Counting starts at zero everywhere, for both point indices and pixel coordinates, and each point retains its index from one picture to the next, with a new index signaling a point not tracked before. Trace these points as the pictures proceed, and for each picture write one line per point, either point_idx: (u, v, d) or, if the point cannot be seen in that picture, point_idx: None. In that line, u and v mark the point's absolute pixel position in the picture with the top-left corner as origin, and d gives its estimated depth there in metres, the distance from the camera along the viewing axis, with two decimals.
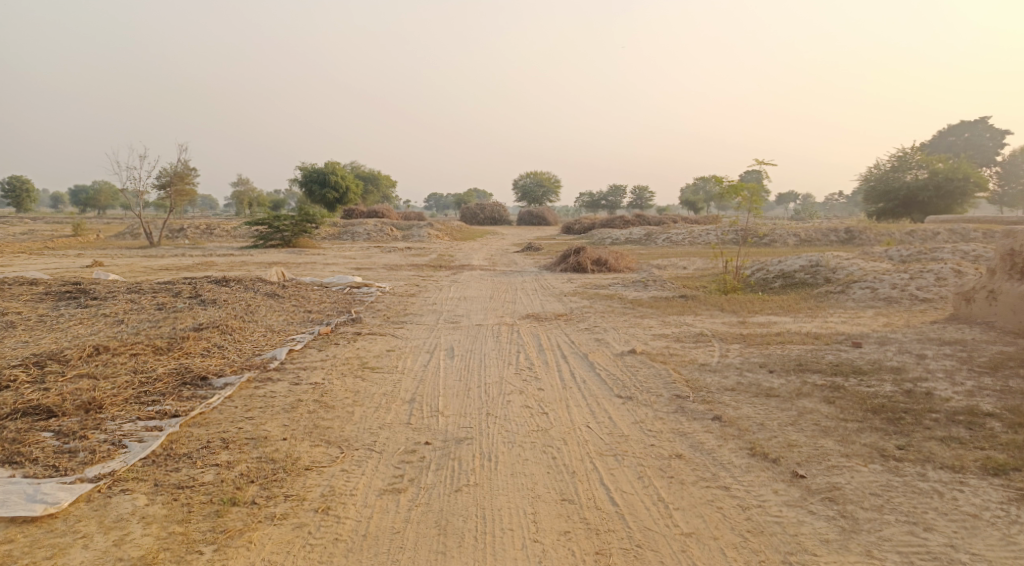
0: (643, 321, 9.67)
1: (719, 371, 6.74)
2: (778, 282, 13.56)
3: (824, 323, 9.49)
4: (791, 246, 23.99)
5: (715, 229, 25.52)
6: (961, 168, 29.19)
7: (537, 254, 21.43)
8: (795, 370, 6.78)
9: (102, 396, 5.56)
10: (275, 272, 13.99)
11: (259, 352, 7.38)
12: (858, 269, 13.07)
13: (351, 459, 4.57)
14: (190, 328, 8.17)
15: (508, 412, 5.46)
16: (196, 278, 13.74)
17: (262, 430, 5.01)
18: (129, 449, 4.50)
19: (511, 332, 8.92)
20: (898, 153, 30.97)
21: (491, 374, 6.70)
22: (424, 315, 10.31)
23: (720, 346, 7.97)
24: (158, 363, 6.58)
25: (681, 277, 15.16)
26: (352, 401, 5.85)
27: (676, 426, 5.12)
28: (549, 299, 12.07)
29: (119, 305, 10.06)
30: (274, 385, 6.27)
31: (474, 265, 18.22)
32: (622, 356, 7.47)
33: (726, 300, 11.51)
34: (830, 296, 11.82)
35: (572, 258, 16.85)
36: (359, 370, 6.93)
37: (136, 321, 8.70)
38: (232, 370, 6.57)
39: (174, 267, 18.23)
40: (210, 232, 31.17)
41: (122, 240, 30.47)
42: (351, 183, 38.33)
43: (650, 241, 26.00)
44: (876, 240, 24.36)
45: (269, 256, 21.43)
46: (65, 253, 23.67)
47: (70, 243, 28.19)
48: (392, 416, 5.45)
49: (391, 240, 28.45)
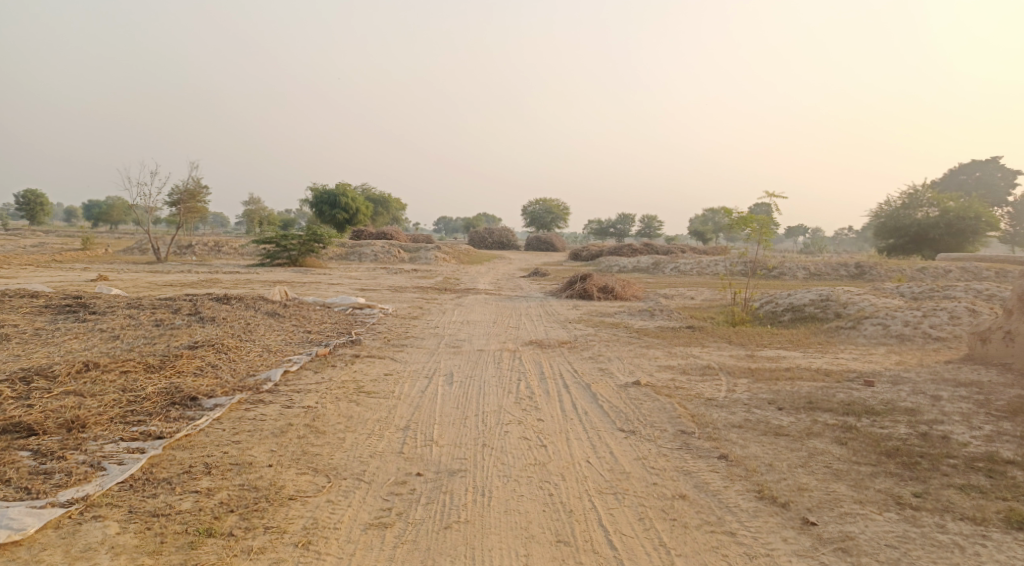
0: (648, 352, 9.46)
1: (726, 406, 6.50)
2: (787, 316, 13.33)
3: (835, 359, 9.26)
4: (800, 279, 23.75)
5: (724, 260, 25.33)
6: (972, 207, 28.98)
7: (544, 280, 21.28)
8: (805, 407, 6.54)
9: (86, 414, 5.38)
10: (279, 290, 13.86)
11: (253, 373, 7.20)
12: (869, 305, 12.83)
13: (337, 489, 4.36)
14: (186, 346, 8.01)
15: (505, 444, 5.25)
16: (199, 295, 13.62)
17: (247, 455, 4.81)
18: (107, 471, 4.32)
19: (513, 359, 8.71)
20: (910, 190, 30.80)
21: (490, 403, 6.49)
22: (425, 338, 10.12)
23: (727, 380, 7.74)
24: (148, 382, 6.40)
25: (688, 307, 14.94)
26: (344, 426, 5.65)
27: (681, 463, 4.89)
28: (554, 326, 11.87)
29: (117, 320, 9.93)
30: (266, 407, 6.08)
31: (479, 289, 18.05)
32: (626, 388, 7.24)
33: (734, 333, 11.28)
34: (840, 331, 11.58)
35: (579, 285, 16.67)
36: (354, 394, 6.73)
37: (131, 337, 8.56)
38: (223, 390, 6.39)
39: (179, 283, 18.14)
40: (217, 249, 31.20)
41: (129, 254, 30.51)
42: (360, 204, 38.41)
43: (658, 270, 25.81)
44: (887, 276, 24.11)
45: (274, 275, 21.35)
46: (72, 266, 23.67)
47: (78, 256, 28.20)
48: (384, 444, 5.24)
49: (398, 262, 28.35)
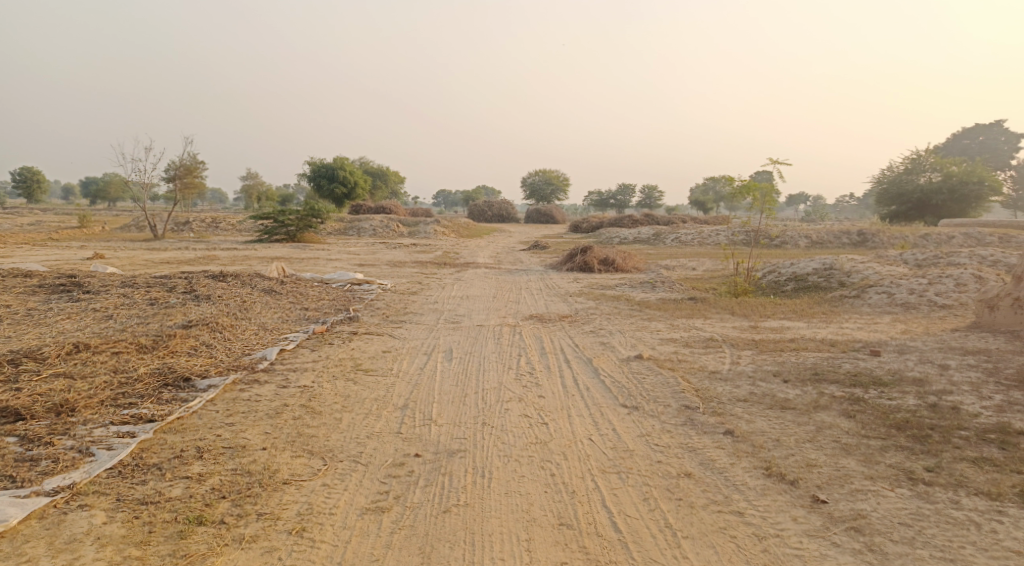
0: (651, 324, 9.31)
1: (730, 380, 6.37)
2: (790, 286, 13.16)
3: (839, 329, 9.12)
4: (802, 248, 23.55)
5: (726, 229, 25.09)
6: (976, 172, 28.62)
7: (544, 253, 21.08)
8: (811, 380, 6.41)
9: (75, 398, 5.25)
10: (276, 267, 13.70)
11: (248, 352, 7.07)
12: (873, 274, 12.66)
13: (333, 472, 4.24)
14: (179, 326, 7.86)
15: (505, 422, 5.12)
16: (194, 273, 13.45)
17: (241, 438, 4.69)
18: (95, 458, 4.20)
19: (513, 334, 8.57)
20: (912, 156, 30.43)
21: (490, 380, 6.36)
22: (424, 314, 9.97)
23: (730, 352, 7.61)
24: (140, 363, 6.27)
25: (690, 278, 14.78)
26: (341, 407, 5.52)
27: (685, 440, 4.77)
28: (554, 299, 11.72)
29: (111, 300, 9.77)
30: (261, 387, 5.95)
31: (479, 263, 17.87)
32: (627, 362, 7.11)
33: (737, 303, 11.14)
34: (845, 300, 11.42)
35: (579, 257, 16.49)
36: (351, 373, 6.60)
37: (125, 317, 8.41)
38: (217, 371, 6.25)
39: (175, 261, 17.96)
40: (215, 226, 30.96)
41: (126, 232, 30.25)
42: (359, 178, 38.04)
43: (659, 241, 25.59)
44: (889, 243, 23.90)
45: (272, 251, 21.17)
46: (68, 245, 23.46)
47: (74, 235, 27.98)
48: (381, 424, 5.12)
49: (397, 237, 28.12)
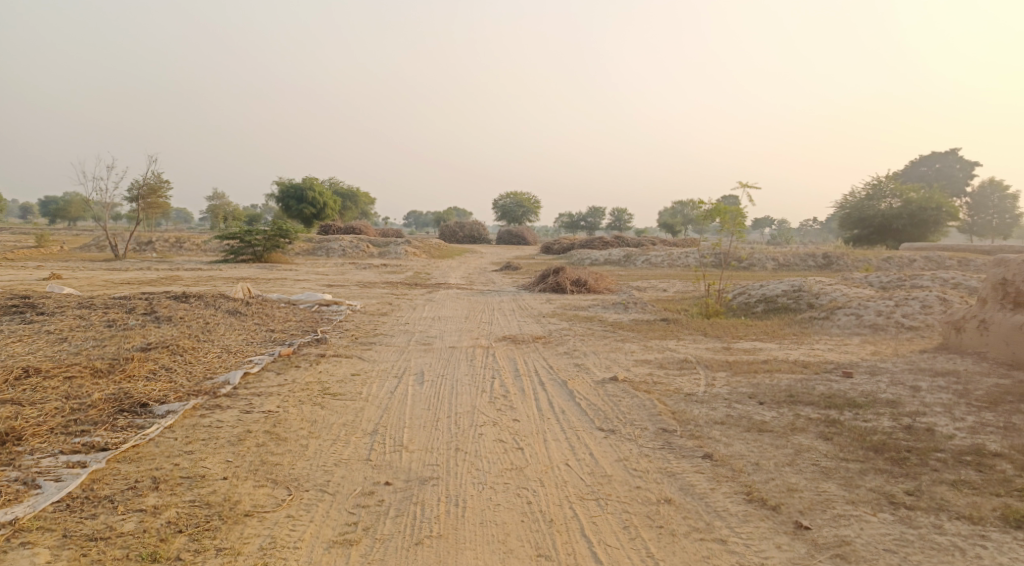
0: (624, 346, 9.23)
1: (706, 402, 6.30)
2: (760, 307, 13.25)
3: (811, 351, 9.15)
4: (769, 270, 23.87)
5: (695, 251, 25.34)
6: (933, 198, 29.42)
7: (515, 274, 20.99)
8: (786, 401, 6.37)
9: (23, 426, 4.95)
10: (242, 288, 13.38)
11: (211, 376, 6.80)
12: (841, 296, 12.81)
13: (299, 503, 4.04)
14: (138, 349, 7.55)
15: (478, 447, 4.96)
16: (156, 294, 13.04)
17: (200, 467, 4.45)
18: (41, 490, 3.93)
19: (486, 356, 8.43)
20: (873, 182, 31.19)
21: (463, 403, 6.20)
22: (394, 336, 9.76)
23: (705, 374, 7.55)
24: (94, 388, 5.97)
25: (661, 299, 14.81)
26: (307, 433, 5.31)
27: (664, 464, 4.67)
28: (527, 321, 11.60)
29: (66, 322, 9.38)
30: (223, 413, 5.71)
31: (450, 284, 17.71)
32: (602, 384, 7.00)
33: (709, 325, 11.15)
34: (815, 322, 11.52)
35: (551, 279, 16.44)
36: (319, 397, 6.38)
37: (80, 340, 8.06)
38: (177, 396, 5.98)
39: (136, 281, 17.45)
40: (179, 246, 30.30)
41: (87, 251, 29.44)
42: (328, 199, 37.69)
43: (629, 263, 25.72)
44: (853, 266, 24.36)
45: (238, 271, 20.74)
46: (24, 264, 22.68)
47: (31, 254, 27.11)
48: (350, 451, 4.92)
49: (367, 257, 27.81)
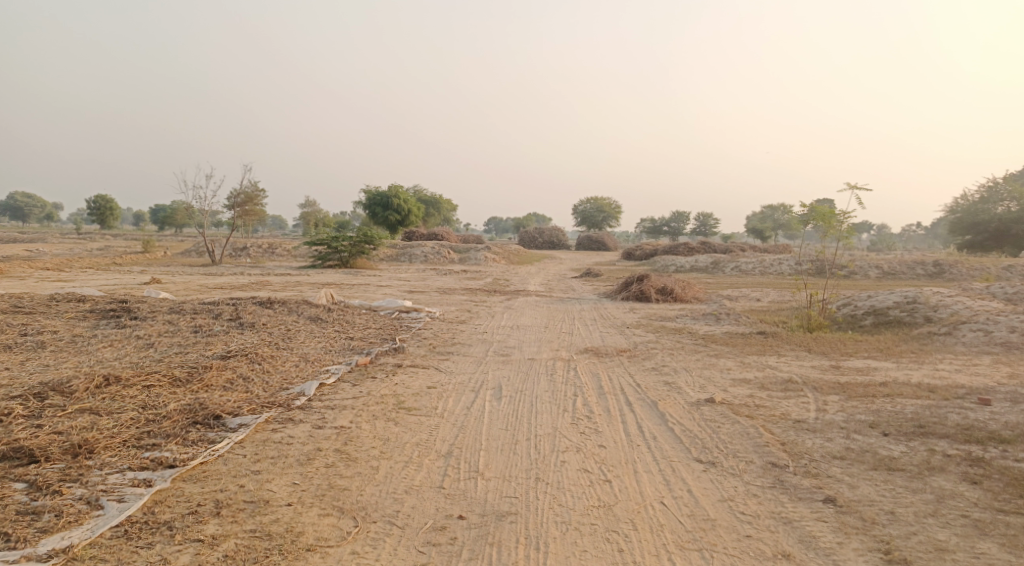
0: (719, 362, 8.53)
1: (819, 432, 5.57)
2: (868, 320, 12.12)
3: (934, 372, 8.17)
4: (873, 279, 22.22)
5: (789, 258, 23.92)
6: None
7: (598, 281, 20.36)
8: (915, 434, 5.56)
9: (96, 438, 4.84)
10: (325, 294, 13.42)
11: (286, 387, 6.61)
12: (964, 309, 11.55)
13: (364, 536, 3.69)
14: (217, 357, 7.48)
15: (561, 478, 4.47)
16: (242, 299, 13.21)
17: (264, 490, 4.16)
18: (102, 512, 3.75)
19: (568, 370, 7.92)
20: (988, 184, 28.57)
21: (544, 424, 5.72)
22: (473, 346, 9.40)
23: (814, 397, 6.79)
24: (170, 398, 5.87)
25: (756, 310, 13.86)
26: (379, 453, 4.97)
27: (778, 509, 4.05)
28: (610, 332, 11.00)
29: (156, 327, 9.53)
30: (295, 428, 5.46)
31: (530, 291, 17.29)
32: (697, 406, 6.36)
33: (813, 339, 10.23)
34: (934, 338, 10.39)
35: (635, 286, 15.74)
36: (393, 412, 6.06)
37: (165, 346, 8.10)
38: (250, 408, 5.79)
39: (229, 286, 17.95)
40: (271, 252, 31.32)
41: (187, 257, 30.82)
42: (412, 206, 38.13)
43: (717, 270, 24.56)
44: (969, 275, 22.33)
45: (324, 277, 21.06)
46: (129, 270, 23.88)
47: (137, 260, 28.65)
48: (421, 476, 4.53)
49: (448, 263, 27.83)
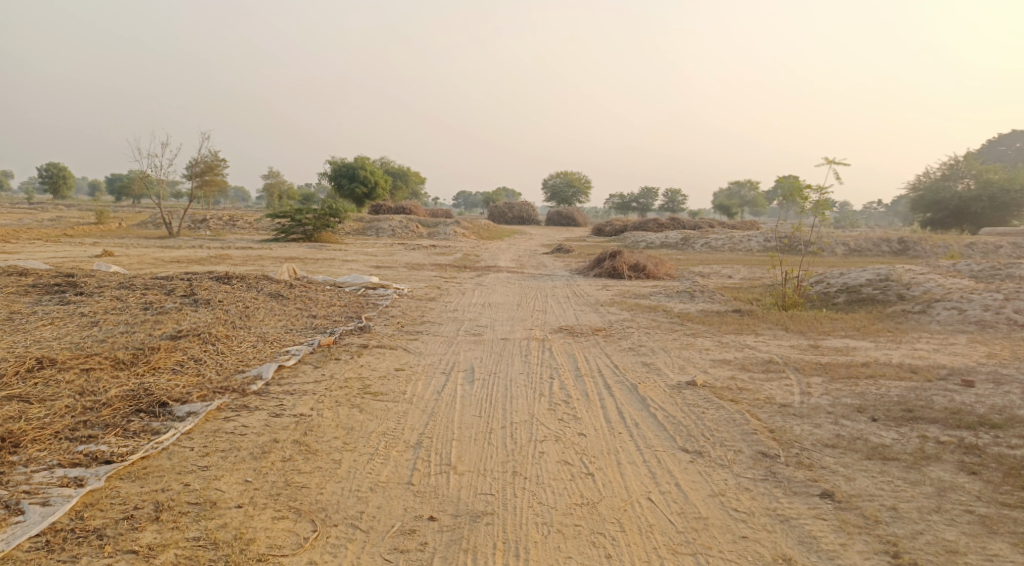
0: (697, 342, 8.28)
1: (806, 417, 5.33)
2: (842, 298, 12.03)
3: (913, 351, 8.04)
4: (840, 256, 22.33)
5: (759, 234, 23.91)
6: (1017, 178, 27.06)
7: (568, 257, 20.05)
8: (904, 419, 5.35)
9: (23, 429, 4.34)
10: (287, 269, 12.84)
11: (242, 370, 6.14)
12: (936, 287, 11.51)
13: (323, 544, 3.33)
14: (167, 337, 6.94)
15: (540, 472, 4.15)
16: (199, 274, 12.56)
17: (212, 490, 3.74)
18: (23, 518, 3.31)
19: (543, 351, 7.59)
20: (950, 161, 28.89)
21: (519, 410, 5.37)
22: (442, 324, 9.00)
23: (797, 379, 6.56)
24: (111, 383, 5.36)
25: (729, 287, 13.68)
26: (341, 444, 4.57)
27: (774, 505, 3.80)
28: (584, 309, 10.69)
29: (103, 304, 8.91)
30: (250, 416, 5.02)
31: (500, 267, 16.90)
32: (679, 390, 6.07)
33: (789, 318, 10.07)
34: (909, 316, 10.31)
35: (607, 263, 15.46)
36: (357, 397, 5.65)
37: (111, 325, 7.53)
38: (200, 394, 5.32)
39: (186, 260, 17.21)
40: (232, 224, 30.31)
41: (144, 229, 29.68)
42: (379, 178, 37.26)
43: (687, 246, 24.44)
44: (932, 252, 22.58)
45: (288, 251, 20.34)
46: (81, 241, 22.80)
47: (90, 231, 27.40)
48: (388, 471, 4.16)
49: (416, 238, 27.26)
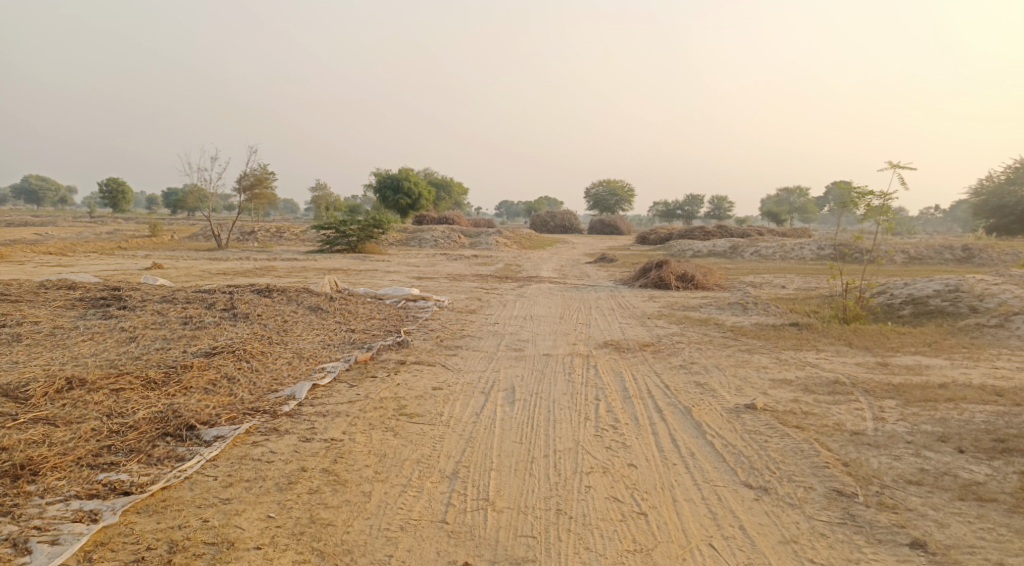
0: (753, 359, 7.76)
1: (883, 448, 4.81)
2: (907, 311, 11.28)
3: (994, 370, 7.37)
4: (900, 264, 21.27)
5: (811, 242, 22.97)
6: None
7: (613, 266, 19.58)
8: (996, 451, 4.78)
9: (44, 455, 4.15)
10: (328, 281, 12.71)
11: (275, 390, 5.89)
12: (1012, 298, 10.69)
13: None
14: (201, 354, 6.77)
15: (588, 511, 3.78)
16: (241, 287, 12.53)
17: (230, 527, 3.48)
18: (29, 560, 3.10)
19: (587, 368, 7.19)
20: (1014, 164, 27.35)
21: (563, 436, 4.99)
22: (483, 339, 8.68)
23: (868, 402, 6.01)
24: (140, 404, 5.17)
25: (783, 298, 13.02)
26: (372, 474, 4.26)
27: (856, 558, 3.38)
28: (630, 322, 10.24)
29: (143, 319, 8.84)
30: (279, 441, 4.75)
31: (543, 277, 16.53)
32: (738, 414, 5.60)
33: (852, 332, 9.45)
34: (984, 330, 9.55)
35: (653, 273, 14.95)
36: (392, 420, 5.34)
37: (148, 341, 7.41)
38: (229, 416, 5.08)
39: (232, 272, 17.30)
40: (279, 236, 30.67)
41: (194, 241, 30.27)
42: (423, 188, 37.32)
43: (735, 255, 23.64)
44: (1000, 260, 21.32)
45: (331, 262, 20.36)
46: (133, 254, 23.29)
47: (143, 244, 28.03)
48: (420, 507, 3.83)
49: (458, 248, 27.11)
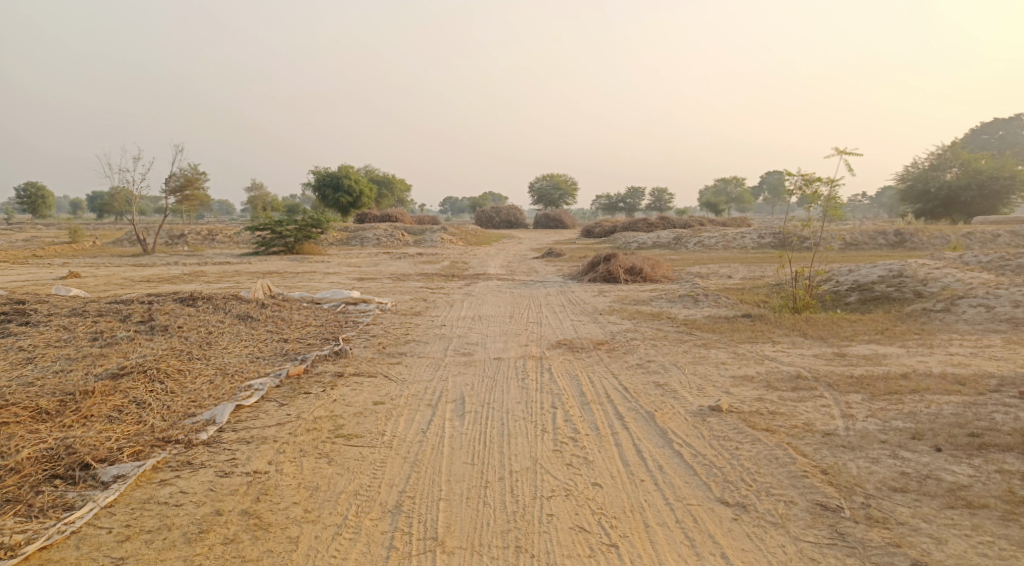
0: (711, 355, 7.44)
1: (859, 450, 4.50)
2: (854, 297, 11.23)
3: (950, 356, 7.25)
4: (838, 251, 21.63)
5: (753, 231, 23.17)
6: (1006, 166, 26.47)
7: (559, 261, 19.24)
8: (972, 447, 4.52)
9: None
10: (260, 285, 11.86)
11: (192, 414, 5.20)
12: (954, 282, 10.76)
13: None
14: (107, 376, 5.99)
15: (551, 548, 3.35)
16: (164, 295, 11.58)
17: None
18: None
19: (540, 372, 6.73)
20: (937, 151, 28.27)
21: (518, 453, 4.51)
22: (429, 344, 8.11)
23: (835, 398, 5.73)
24: (26, 439, 4.44)
25: (732, 289, 12.87)
26: (301, 512, 3.71)
27: None
28: (582, 319, 9.85)
29: (47, 335, 7.94)
30: (192, 477, 4.13)
31: (489, 274, 16.03)
32: (703, 418, 5.21)
33: (804, 321, 9.29)
34: (931, 315, 9.53)
35: (602, 266, 14.63)
36: (327, 444, 4.75)
37: (47, 363, 6.55)
38: (133, 449, 4.39)
39: (157, 279, 16.16)
40: (211, 239, 29.22)
41: (118, 247, 28.53)
42: (364, 186, 36.30)
43: (680, 246, 23.64)
44: (931, 243, 21.92)
45: (266, 265, 19.33)
46: (49, 262, 21.66)
47: (61, 251, 26.19)
48: (356, 554, 3.35)
49: (402, 246, 26.38)
